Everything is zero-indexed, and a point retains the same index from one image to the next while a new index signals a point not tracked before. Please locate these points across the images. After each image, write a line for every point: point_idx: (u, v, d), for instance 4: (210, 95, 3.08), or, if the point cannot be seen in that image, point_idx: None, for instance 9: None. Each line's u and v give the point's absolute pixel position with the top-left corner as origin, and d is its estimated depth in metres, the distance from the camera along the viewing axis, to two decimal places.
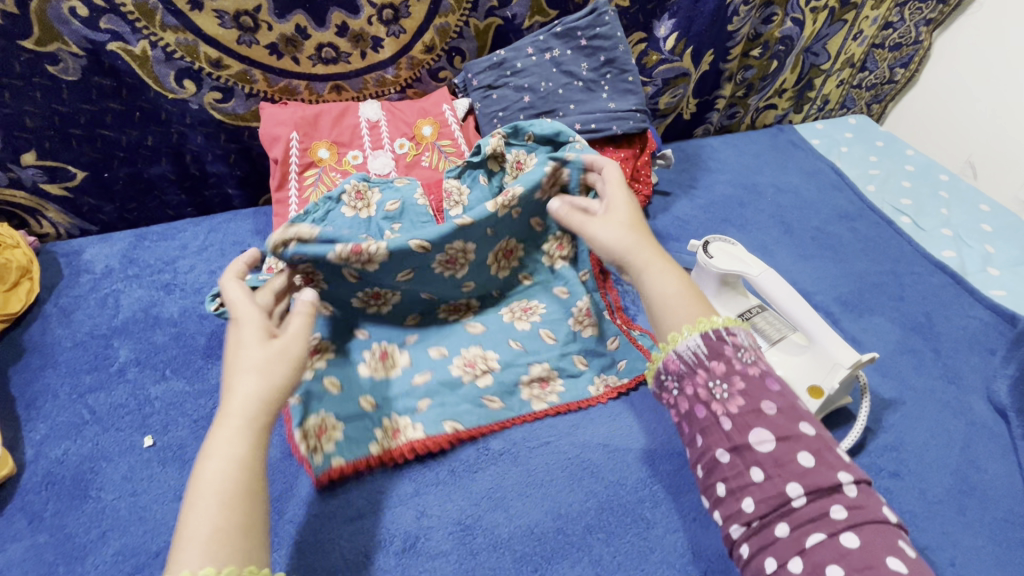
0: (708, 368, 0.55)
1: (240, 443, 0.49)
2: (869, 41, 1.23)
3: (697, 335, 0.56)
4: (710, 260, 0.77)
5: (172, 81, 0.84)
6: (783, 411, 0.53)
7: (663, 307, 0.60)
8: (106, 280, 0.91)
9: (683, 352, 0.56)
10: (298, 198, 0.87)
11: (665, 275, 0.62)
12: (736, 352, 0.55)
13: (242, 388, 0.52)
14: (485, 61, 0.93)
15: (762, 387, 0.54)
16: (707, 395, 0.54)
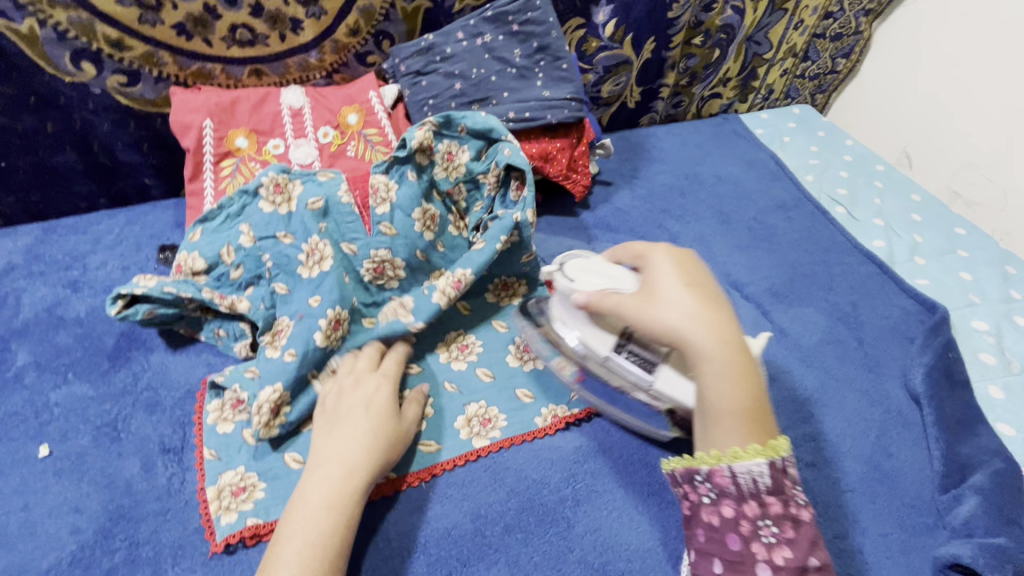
0: (763, 502, 0.56)
1: (342, 483, 0.60)
2: (811, 31, 1.23)
3: (763, 460, 0.56)
4: (574, 283, 0.68)
5: (68, 63, 0.78)
6: (816, 569, 0.54)
7: (715, 423, 0.58)
8: (7, 278, 0.85)
9: (738, 471, 0.56)
10: (214, 190, 0.83)
11: (729, 386, 0.57)
12: (791, 491, 0.56)
13: (337, 452, 0.62)
14: (413, 47, 0.89)
15: (808, 539, 0.55)
16: (751, 531, 0.55)
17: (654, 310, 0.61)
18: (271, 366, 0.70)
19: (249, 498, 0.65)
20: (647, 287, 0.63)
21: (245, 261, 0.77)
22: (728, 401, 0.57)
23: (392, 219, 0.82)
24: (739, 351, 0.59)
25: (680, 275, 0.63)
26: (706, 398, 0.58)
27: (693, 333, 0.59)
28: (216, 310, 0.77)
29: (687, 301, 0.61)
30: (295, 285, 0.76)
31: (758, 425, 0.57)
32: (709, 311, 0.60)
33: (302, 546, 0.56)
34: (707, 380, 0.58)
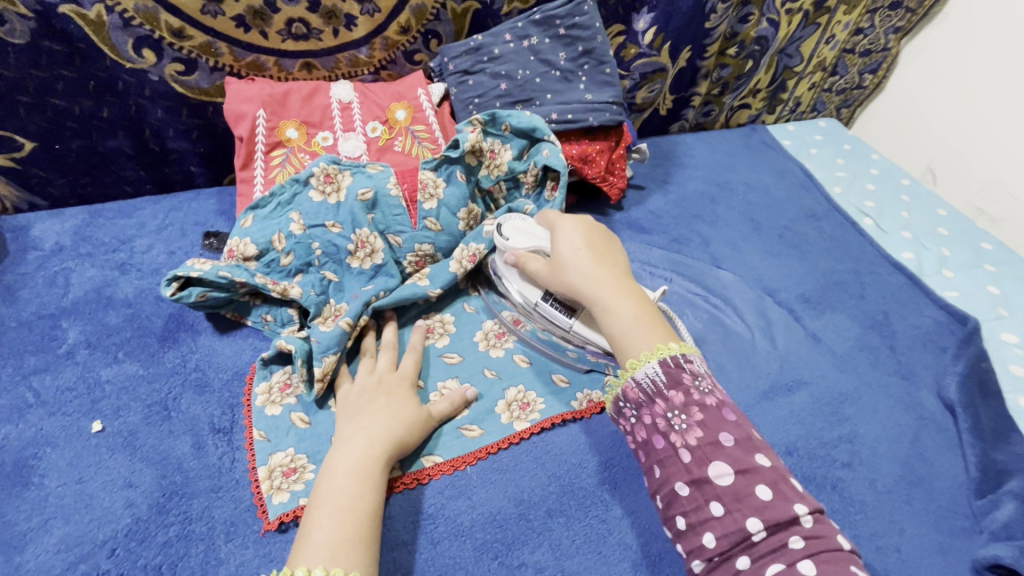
0: (666, 397, 0.59)
1: (368, 454, 0.62)
2: (841, 46, 1.26)
3: (655, 363, 0.60)
4: (509, 241, 0.78)
5: (130, 49, 0.80)
6: (739, 443, 0.56)
7: (625, 338, 0.64)
8: (57, 258, 0.86)
9: (639, 379, 0.60)
10: (264, 178, 0.84)
11: (623, 302, 0.66)
12: (692, 381, 0.59)
13: (360, 429, 0.64)
14: (462, 46, 0.91)
15: (719, 419, 0.57)
16: (666, 425, 0.58)
17: (560, 262, 0.72)
18: (328, 335, 0.73)
19: (299, 479, 0.66)
20: (554, 245, 0.74)
21: (296, 248, 0.78)
22: (621, 322, 0.65)
23: (438, 215, 0.84)
24: (628, 281, 0.70)
25: (581, 235, 0.74)
26: (606, 318, 0.66)
27: (586, 275, 0.69)
28: (266, 295, 0.79)
29: (586, 250, 0.72)
30: (345, 275, 0.79)
31: (658, 332, 0.63)
32: (601, 258, 0.72)
33: (333, 521, 0.56)
34: (609, 303, 0.67)
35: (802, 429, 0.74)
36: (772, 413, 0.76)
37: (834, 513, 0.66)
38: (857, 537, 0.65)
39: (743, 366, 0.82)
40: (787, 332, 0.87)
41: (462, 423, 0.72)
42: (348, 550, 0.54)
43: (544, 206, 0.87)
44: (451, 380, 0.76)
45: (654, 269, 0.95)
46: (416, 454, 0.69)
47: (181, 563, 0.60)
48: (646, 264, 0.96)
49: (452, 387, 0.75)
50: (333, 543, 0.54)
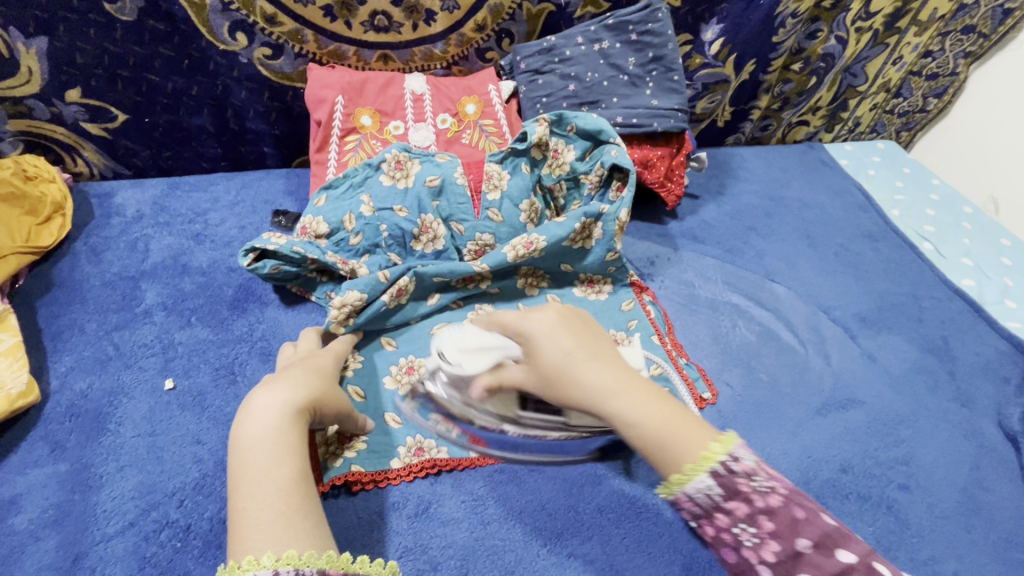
0: (726, 510, 0.48)
1: (286, 417, 0.57)
2: (908, 67, 1.24)
3: (706, 475, 0.48)
4: (461, 367, 0.62)
5: (225, 32, 0.85)
6: (819, 545, 0.45)
7: (664, 441, 0.51)
8: (137, 225, 0.91)
9: (692, 492, 0.49)
10: (337, 162, 0.88)
11: (641, 403, 0.53)
12: (750, 484, 0.47)
13: (270, 391, 0.59)
14: (535, 46, 0.93)
15: (793, 523, 0.46)
16: (734, 539, 0.48)
17: (551, 370, 0.57)
18: (365, 278, 0.78)
19: (353, 447, 0.68)
20: (533, 352, 0.59)
21: (365, 229, 0.81)
22: (651, 420, 0.52)
23: (500, 207, 0.86)
24: (649, 389, 0.55)
25: (561, 325, 0.60)
26: (633, 427, 0.52)
27: (595, 371, 0.55)
28: (332, 272, 0.82)
29: (572, 344, 0.58)
30: (409, 258, 0.83)
31: (695, 425, 0.51)
32: (599, 354, 0.57)
33: (264, 497, 0.52)
34: (626, 410, 0.53)
35: (855, 447, 0.74)
36: (825, 429, 0.76)
37: (887, 532, 0.67)
38: (911, 558, 0.65)
39: (796, 380, 0.81)
40: (841, 350, 0.86)
41: None
42: (293, 521, 0.51)
43: (612, 212, 0.86)
44: None
45: (707, 278, 0.95)
46: (463, 440, 0.70)
47: None
48: (700, 273, 0.96)
49: None
50: (274, 522, 0.51)
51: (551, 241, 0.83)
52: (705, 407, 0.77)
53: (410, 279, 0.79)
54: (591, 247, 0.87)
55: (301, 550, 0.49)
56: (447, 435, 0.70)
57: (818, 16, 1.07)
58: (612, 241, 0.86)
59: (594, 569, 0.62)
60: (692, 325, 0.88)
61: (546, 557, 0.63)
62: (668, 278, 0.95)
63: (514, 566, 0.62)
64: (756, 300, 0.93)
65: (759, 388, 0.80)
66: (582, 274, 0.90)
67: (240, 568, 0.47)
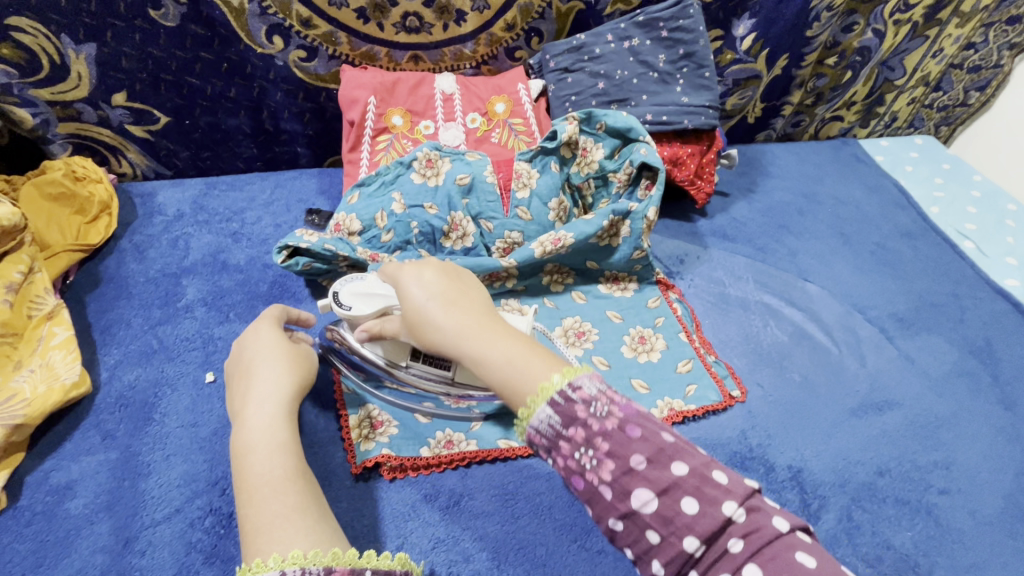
0: (567, 439, 0.45)
1: (279, 415, 0.58)
2: (948, 60, 1.20)
3: (546, 406, 0.46)
4: (349, 309, 0.64)
5: (263, 36, 0.87)
6: (653, 459, 0.43)
7: (510, 381, 0.48)
8: (178, 223, 0.94)
9: (537, 425, 0.46)
10: (369, 161, 0.89)
11: (495, 342, 0.50)
12: (587, 410, 0.45)
13: (263, 392, 0.59)
14: (565, 44, 0.93)
15: (625, 442, 0.44)
16: (576, 464, 0.45)
17: (412, 312, 0.53)
18: (396, 276, 0.80)
19: (384, 433, 0.70)
20: (400, 294, 0.55)
21: (396, 227, 0.83)
22: (495, 365, 0.49)
23: (529, 205, 0.86)
24: (506, 329, 0.52)
25: (432, 268, 0.56)
26: (489, 368, 0.49)
27: (450, 314, 0.52)
28: (363, 269, 0.84)
29: (439, 294, 0.53)
30: (438, 254, 0.85)
31: (546, 359, 0.49)
32: (456, 302, 0.53)
33: (264, 497, 0.51)
34: (489, 354, 0.49)
35: (894, 450, 0.73)
36: (861, 431, 0.75)
37: (927, 538, 0.65)
38: (952, 565, 0.64)
39: (831, 382, 0.80)
40: (878, 351, 0.84)
41: None
42: (296, 519, 0.50)
43: (640, 210, 0.86)
44: None
45: (738, 277, 0.94)
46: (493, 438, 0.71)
47: None
48: (730, 272, 0.95)
49: None
50: (276, 520, 0.49)
51: (580, 238, 0.84)
52: (734, 404, 0.76)
53: None
54: (618, 245, 0.87)
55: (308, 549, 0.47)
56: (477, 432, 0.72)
57: (854, 8, 1.05)
58: (639, 239, 0.86)
59: (625, 566, 0.62)
60: (723, 324, 0.87)
61: (577, 553, 0.63)
62: (698, 276, 0.94)
63: (545, 561, 0.62)
64: (787, 300, 0.91)
65: (793, 389, 0.79)
66: (608, 271, 0.90)
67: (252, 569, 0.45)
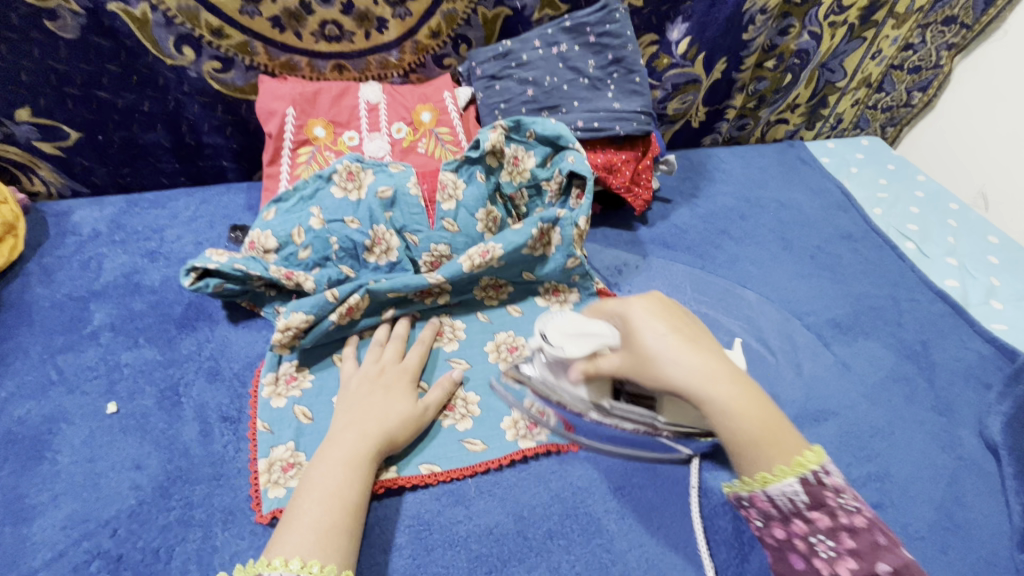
0: (808, 518, 0.53)
1: (372, 444, 0.62)
2: (888, 61, 1.20)
3: (793, 478, 0.52)
4: (563, 350, 0.60)
5: (171, 47, 0.83)
6: (899, 574, 0.48)
7: (759, 444, 0.53)
8: (92, 243, 0.90)
9: (774, 493, 0.53)
10: (289, 174, 0.86)
11: (740, 400, 0.53)
12: (837, 500, 0.51)
13: (373, 423, 0.64)
14: (491, 51, 0.91)
15: (873, 545, 0.50)
16: (807, 548, 0.53)
17: (648, 360, 0.55)
18: (311, 297, 0.75)
19: (297, 474, 0.65)
20: (631, 340, 0.57)
21: (314, 242, 0.79)
22: (750, 426, 0.53)
23: (455, 216, 0.83)
24: (738, 379, 0.55)
25: (660, 315, 0.59)
26: (728, 420, 0.53)
27: (688, 363, 0.54)
28: (280, 287, 0.80)
29: (671, 333, 0.56)
30: (362, 270, 0.81)
31: (792, 436, 0.54)
32: (696, 342, 0.57)
33: (320, 507, 0.56)
34: (724, 403, 0.53)
35: None
36: None
37: None
38: None
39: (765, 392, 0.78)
40: (814, 358, 0.83)
41: (464, 435, 0.70)
42: (332, 538, 0.54)
43: (570, 217, 0.83)
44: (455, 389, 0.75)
45: (676, 286, 0.92)
46: (414, 462, 0.67)
47: (179, 547, 0.60)
48: (668, 281, 0.93)
49: (457, 397, 0.74)
50: (324, 531, 0.54)
51: (509, 250, 0.80)
52: None
53: (360, 296, 0.76)
54: (552, 254, 0.84)
55: (323, 563, 0.52)
56: (398, 458, 0.67)
57: (788, 11, 1.04)
58: (572, 247, 0.83)
59: None
60: None
61: None
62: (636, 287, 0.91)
63: None
64: (726, 309, 0.89)
65: None
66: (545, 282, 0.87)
67: (264, 565, 0.51)
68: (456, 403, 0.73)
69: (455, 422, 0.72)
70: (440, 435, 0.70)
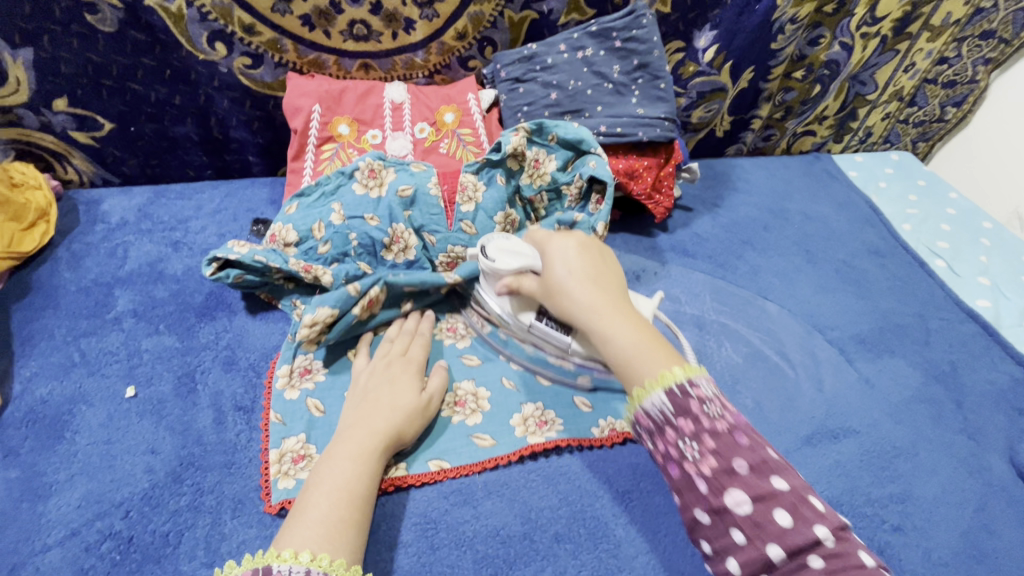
0: (675, 426, 0.53)
1: (379, 438, 0.62)
2: (921, 75, 1.18)
3: (660, 392, 0.54)
4: (495, 263, 0.70)
5: (204, 42, 0.85)
6: (755, 468, 0.50)
7: (630, 363, 0.57)
8: (120, 232, 0.92)
9: (648, 408, 0.55)
10: (313, 170, 0.87)
11: (621, 328, 0.60)
12: (701, 407, 0.52)
13: (381, 418, 0.64)
14: (516, 54, 0.91)
15: (733, 445, 0.51)
16: (679, 454, 0.53)
17: (554, 283, 0.65)
18: (334, 292, 0.75)
19: (308, 466, 0.65)
20: (547, 268, 0.67)
21: (333, 238, 0.79)
22: (627, 344, 0.58)
23: (473, 219, 0.83)
24: (627, 315, 0.61)
25: (580, 254, 0.67)
26: (609, 345, 0.59)
27: (584, 284, 0.63)
28: (299, 280, 0.81)
29: (577, 265, 0.65)
30: (379, 267, 0.81)
31: (667, 355, 0.57)
32: (598, 281, 0.64)
33: (329, 501, 0.56)
34: (608, 331, 0.60)
35: (846, 482, 0.69)
36: (813, 460, 0.70)
37: None
38: None
39: (784, 406, 0.76)
40: (836, 374, 0.80)
41: (473, 430, 0.70)
42: (340, 533, 0.54)
43: (588, 223, 0.83)
44: (466, 384, 0.74)
45: (695, 295, 0.90)
46: (423, 457, 0.67)
47: (187, 533, 0.61)
48: (687, 289, 0.91)
49: (467, 392, 0.74)
50: (332, 525, 0.54)
51: None
52: None
53: (381, 287, 0.77)
54: None
55: (331, 558, 0.52)
56: (407, 452, 0.67)
57: (819, 21, 1.02)
58: None
59: None
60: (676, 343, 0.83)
61: None
62: (653, 293, 0.90)
63: None
64: (745, 319, 0.87)
65: (743, 414, 0.75)
66: None
67: (275, 556, 0.50)
68: (466, 398, 0.73)
69: (464, 418, 0.71)
70: (450, 431, 0.70)
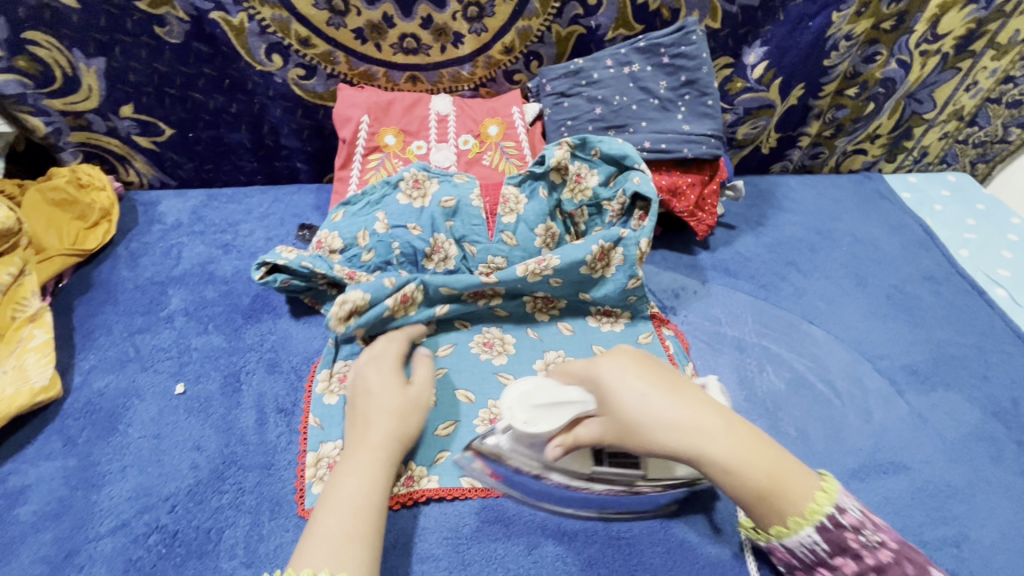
0: (832, 565, 0.56)
1: (379, 452, 0.62)
2: (984, 94, 1.12)
3: (810, 529, 0.55)
4: (537, 425, 0.60)
5: (262, 53, 0.88)
6: None
7: (757, 489, 0.56)
8: (175, 232, 0.96)
9: (792, 545, 0.57)
10: (358, 179, 0.89)
11: (739, 446, 0.57)
12: (857, 538, 0.55)
13: (376, 432, 0.63)
14: (562, 69, 0.92)
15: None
16: None
17: (631, 419, 0.58)
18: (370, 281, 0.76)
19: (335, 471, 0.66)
20: (611, 403, 0.59)
21: (377, 246, 0.81)
22: (752, 475, 0.56)
23: (515, 230, 0.83)
24: (734, 425, 0.58)
25: (640, 375, 0.60)
26: (728, 471, 0.56)
27: (668, 417, 0.57)
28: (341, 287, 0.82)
29: (650, 392, 0.59)
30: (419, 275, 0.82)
31: (794, 469, 0.57)
32: (678, 389, 0.60)
33: (338, 518, 0.56)
34: (726, 457, 0.56)
35: (895, 521, 0.66)
36: (859, 496, 0.68)
37: None
38: None
39: (830, 438, 0.73)
40: (885, 406, 0.77)
41: None
42: (349, 547, 0.54)
43: (633, 238, 0.82)
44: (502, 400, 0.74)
45: (736, 316, 0.88)
46: (456, 472, 0.67)
47: (228, 530, 0.63)
48: (728, 310, 0.89)
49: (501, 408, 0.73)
50: (344, 544, 0.54)
51: (566, 263, 0.79)
52: None
53: (417, 284, 0.78)
54: (611, 274, 0.82)
55: None
56: (440, 465, 0.68)
57: (876, 38, 0.99)
58: (633, 267, 0.81)
59: None
60: (716, 366, 0.81)
61: None
62: (693, 312, 0.89)
63: None
64: (789, 344, 0.85)
65: (786, 443, 0.73)
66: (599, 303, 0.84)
67: None
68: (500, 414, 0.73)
69: None
70: None
